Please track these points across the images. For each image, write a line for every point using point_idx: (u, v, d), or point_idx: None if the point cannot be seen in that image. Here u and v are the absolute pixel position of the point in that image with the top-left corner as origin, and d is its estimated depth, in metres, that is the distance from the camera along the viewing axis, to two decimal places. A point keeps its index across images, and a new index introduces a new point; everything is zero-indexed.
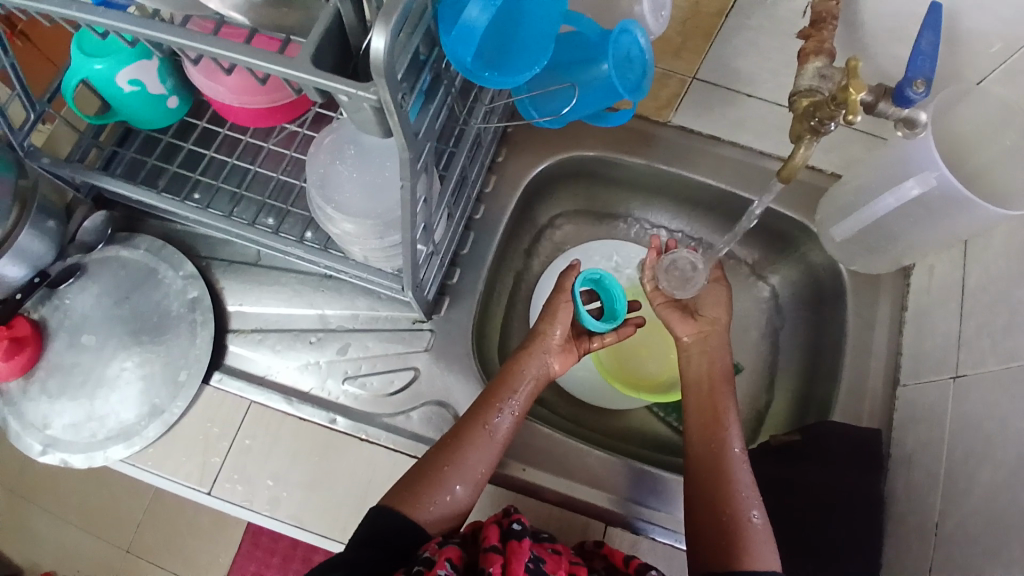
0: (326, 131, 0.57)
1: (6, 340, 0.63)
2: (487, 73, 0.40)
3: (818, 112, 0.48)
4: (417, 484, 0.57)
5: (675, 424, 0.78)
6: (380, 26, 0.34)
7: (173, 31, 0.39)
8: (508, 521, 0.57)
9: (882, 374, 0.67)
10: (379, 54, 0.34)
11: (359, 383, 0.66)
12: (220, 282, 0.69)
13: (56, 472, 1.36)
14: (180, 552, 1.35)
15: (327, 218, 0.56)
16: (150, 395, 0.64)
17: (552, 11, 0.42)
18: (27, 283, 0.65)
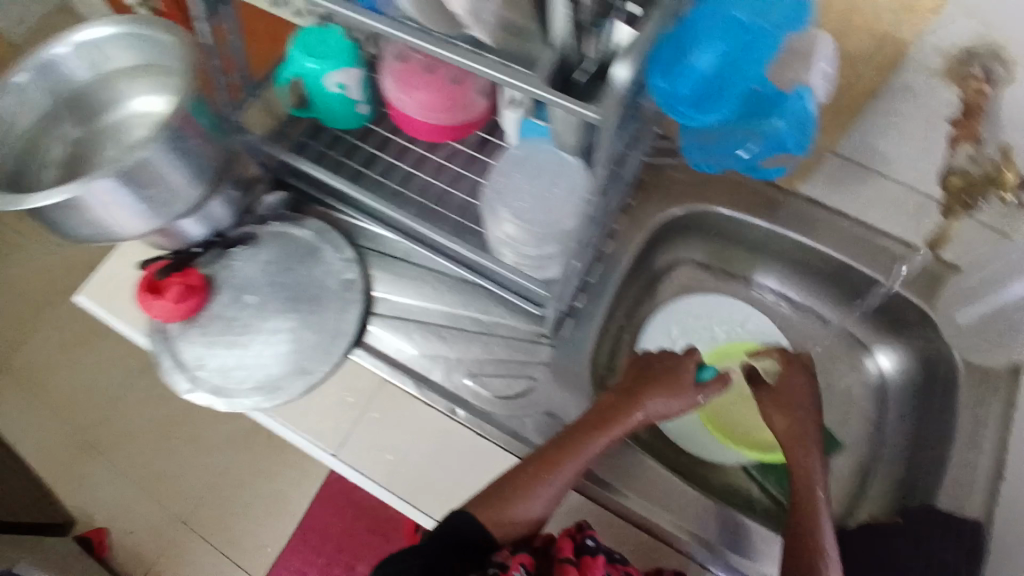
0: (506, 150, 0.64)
1: (181, 285, 0.71)
2: (682, 108, 0.49)
3: (973, 190, 0.60)
4: (498, 493, 0.60)
5: (767, 487, 0.77)
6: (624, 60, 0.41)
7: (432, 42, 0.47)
8: (583, 535, 0.59)
9: (989, 469, 0.65)
10: (621, 80, 0.42)
11: (481, 381, 0.71)
12: (372, 270, 0.77)
13: (138, 431, 1.52)
14: (232, 529, 1.45)
15: (494, 221, 0.63)
16: (298, 356, 0.71)
17: (752, 70, 0.49)
18: (205, 241, 0.75)
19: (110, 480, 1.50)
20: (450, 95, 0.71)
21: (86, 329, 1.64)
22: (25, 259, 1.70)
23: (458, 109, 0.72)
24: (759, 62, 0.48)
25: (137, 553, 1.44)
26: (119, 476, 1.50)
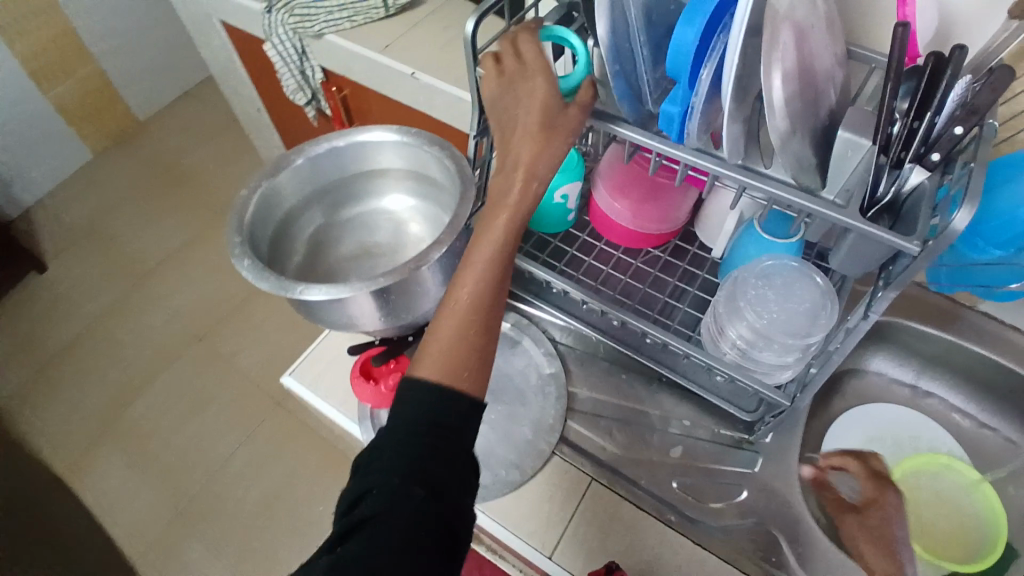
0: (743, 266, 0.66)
1: (398, 373, 0.75)
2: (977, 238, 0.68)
3: None
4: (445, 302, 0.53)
5: None
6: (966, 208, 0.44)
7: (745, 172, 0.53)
8: None
9: None
10: (955, 224, 0.45)
11: (689, 486, 0.71)
12: (570, 367, 0.79)
13: (241, 503, 1.58)
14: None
15: (731, 319, 0.65)
16: (505, 449, 0.72)
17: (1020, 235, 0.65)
18: (417, 328, 0.79)
19: (203, 554, 1.52)
20: (661, 210, 0.76)
21: (194, 400, 1.76)
22: (154, 332, 1.90)
23: (663, 223, 0.76)
24: None
25: None
26: (213, 550, 1.52)
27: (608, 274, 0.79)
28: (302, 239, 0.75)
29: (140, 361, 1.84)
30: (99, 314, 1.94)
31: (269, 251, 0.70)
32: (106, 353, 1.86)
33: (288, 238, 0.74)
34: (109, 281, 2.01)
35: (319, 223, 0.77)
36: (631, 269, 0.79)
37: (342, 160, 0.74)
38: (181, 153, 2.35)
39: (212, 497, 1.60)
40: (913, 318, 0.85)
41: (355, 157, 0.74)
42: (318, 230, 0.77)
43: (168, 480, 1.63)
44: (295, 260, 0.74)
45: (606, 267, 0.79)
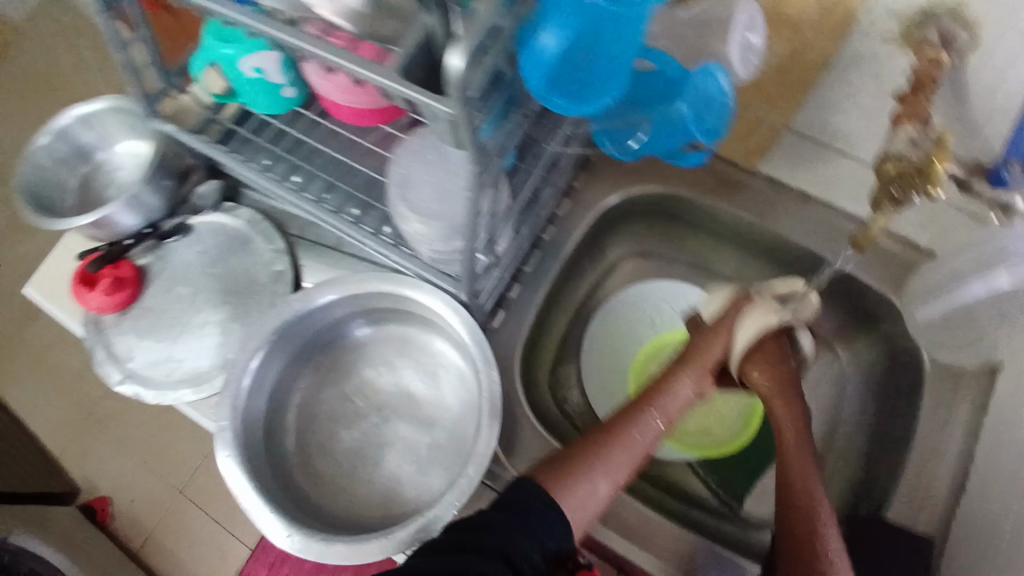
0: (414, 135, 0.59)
1: (110, 278, 0.72)
2: (560, 100, 0.41)
3: (901, 180, 0.49)
4: (563, 465, 0.54)
5: (716, 487, 0.74)
6: (459, 43, 0.34)
7: (288, 34, 0.44)
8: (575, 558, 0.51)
9: (943, 501, 0.60)
10: (454, 71, 0.35)
11: (409, 386, 0.68)
12: (303, 261, 0.74)
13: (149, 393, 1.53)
14: (229, 506, 1.45)
15: (400, 216, 0.57)
16: (226, 350, 0.71)
17: (628, 46, 0.42)
18: (138, 233, 0.74)
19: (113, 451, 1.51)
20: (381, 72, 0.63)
21: None
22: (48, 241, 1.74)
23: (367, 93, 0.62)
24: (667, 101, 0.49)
25: (136, 522, 1.44)
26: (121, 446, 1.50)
27: (328, 156, 0.71)
28: (90, 156, 0.80)
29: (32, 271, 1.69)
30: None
31: (42, 167, 0.75)
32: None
33: (72, 155, 0.78)
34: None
35: (113, 146, 0.80)
36: (358, 148, 0.71)
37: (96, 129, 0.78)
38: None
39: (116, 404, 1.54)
40: (699, 192, 0.73)
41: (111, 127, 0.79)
42: (109, 154, 0.80)
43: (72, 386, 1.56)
44: (74, 174, 0.79)
45: (330, 150, 0.71)
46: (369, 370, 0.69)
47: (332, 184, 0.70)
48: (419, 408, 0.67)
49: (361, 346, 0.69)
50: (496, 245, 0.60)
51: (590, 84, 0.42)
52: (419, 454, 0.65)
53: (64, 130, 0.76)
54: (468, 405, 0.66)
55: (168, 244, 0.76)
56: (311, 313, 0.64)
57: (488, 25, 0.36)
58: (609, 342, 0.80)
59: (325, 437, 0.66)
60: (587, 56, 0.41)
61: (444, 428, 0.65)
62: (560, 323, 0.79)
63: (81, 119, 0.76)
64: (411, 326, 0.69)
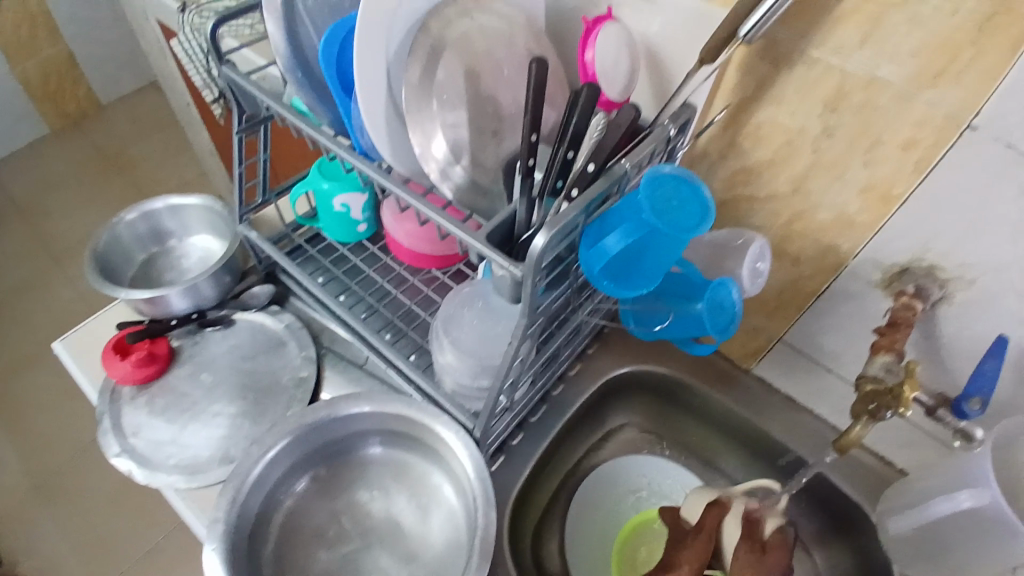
0: (466, 284, 0.68)
1: (145, 352, 0.76)
2: (605, 282, 0.50)
3: (876, 399, 0.56)
4: None
5: None
6: (544, 228, 0.46)
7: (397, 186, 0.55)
8: None
9: None
10: (535, 247, 0.45)
11: (398, 514, 0.69)
12: (326, 372, 0.79)
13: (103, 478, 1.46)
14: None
15: (440, 347, 0.65)
16: (227, 442, 0.72)
17: (668, 257, 0.50)
18: (184, 316, 0.80)
19: (43, 534, 1.41)
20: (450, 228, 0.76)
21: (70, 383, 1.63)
22: (55, 307, 1.77)
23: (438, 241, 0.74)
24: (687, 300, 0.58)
25: None
26: (54, 530, 1.41)
27: (379, 285, 0.80)
28: (163, 240, 0.89)
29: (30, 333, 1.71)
30: (10, 286, 1.81)
31: (121, 240, 0.84)
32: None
33: (148, 236, 0.87)
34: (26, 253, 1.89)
35: (186, 236, 0.90)
36: (406, 284, 0.81)
37: (180, 220, 0.88)
38: (120, 129, 2.28)
39: (66, 484, 1.47)
40: (698, 379, 0.81)
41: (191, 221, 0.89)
42: (181, 242, 0.89)
43: (29, 456, 1.51)
44: (143, 252, 0.87)
45: (382, 281, 0.81)
46: (365, 490, 0.70)
47: (375, 308, 0.78)
48: (405, 538, 0.67)
49: (362, 463, 0.71)
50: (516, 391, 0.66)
51: (630, 273, 0.50)
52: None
53: (153, 214, 0.86)
54: (455, 544, 0.66)
55: (207, 332, 0.82)
56: (328, 421, 0.67)
57: (567, 218, 0.47)
58: (595, 508, 0.82)
59: (305, 551, 0.65)
60: (633, 255, 0.49)
61: (427, 564, 0.65)
62: (552, 480, 0.81)
63: (170, 209, 0.87)
64: (415, 454, 0.71)
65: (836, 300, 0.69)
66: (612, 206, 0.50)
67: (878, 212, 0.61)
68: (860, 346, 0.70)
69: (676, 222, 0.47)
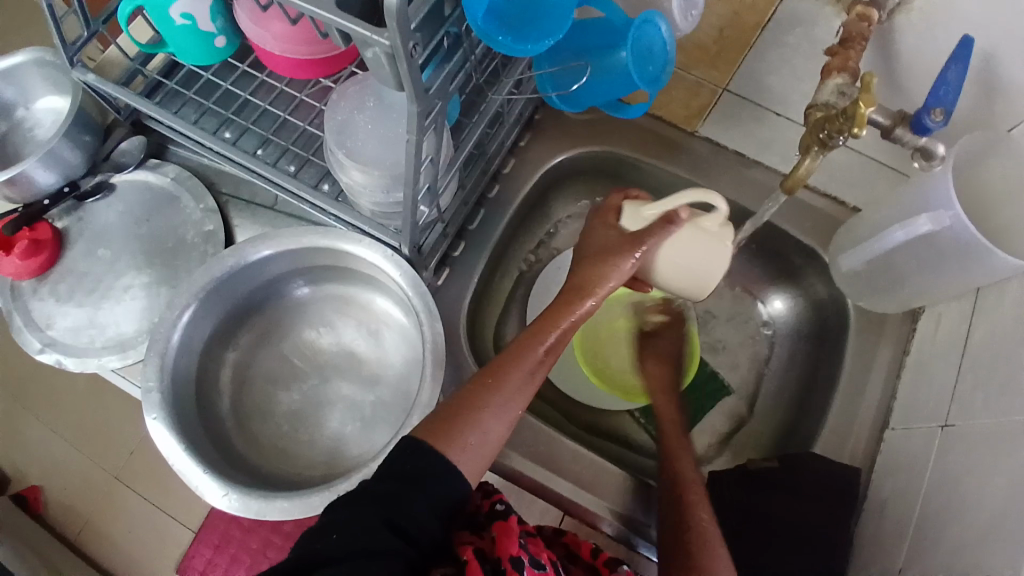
0: (352, 81, 0.57)
1: (26, 240, 0.67)
2: (500, 37, 0.41)
3: (828, 126, 0.49)
4: (455, 417, 0.48)
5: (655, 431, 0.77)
6: None
7: None
8: (492, 502, 0.57)
9: (865, 439, 0.67)
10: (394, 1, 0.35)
11: (349, 344, 0.66)
12: (234, 220, 0.71)
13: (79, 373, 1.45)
14: (164, 486, 1.40)
15: (339, 165, 0.56)
16: (151, 314, 0.67)
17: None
18: (56, 192, 0.69)
19: (43, 432, 1.44)
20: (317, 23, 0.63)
21: None
22: None
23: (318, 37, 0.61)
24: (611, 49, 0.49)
25: (70, 507, 1.41)
26: (51, 428, 1.44)
27: (264, 109, 0.69)
28: (9, 113, 0.74)
29: None
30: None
31: None
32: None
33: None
34: None
35: (33, 101, 0.75)
36: (295, 103, 0.70)
37: (16, 84, 0.73)
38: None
39: (39, 386, 1.46)
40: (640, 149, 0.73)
41: (32, 83, 0.73)
42: (30, 111, 0.75)
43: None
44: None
45: (265, 104, 0.69)
46: (308, 330, 0.67)
47: (267, 138, 0.68)
48: (362, 367, 0.65)
49: (300, 305, 0.67)
50: (439, 198, 0.59)
51: (529, 24, 0.42)
52: (363, 412, 0.64)
53: None
54: (413, 363, 0.65)
55: (89, 204, 0.71)
56: (243, 270, 0.61)
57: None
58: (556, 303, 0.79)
59: (261, 402, 0.64)
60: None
61: (389, 386, 0.64)
62: (505, 284, 0.78)
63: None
64: (351, 285, 0.67)
65: (785, 28, 0.61)
66: None
67: None
68: (811, 80, 0.63)
69: None
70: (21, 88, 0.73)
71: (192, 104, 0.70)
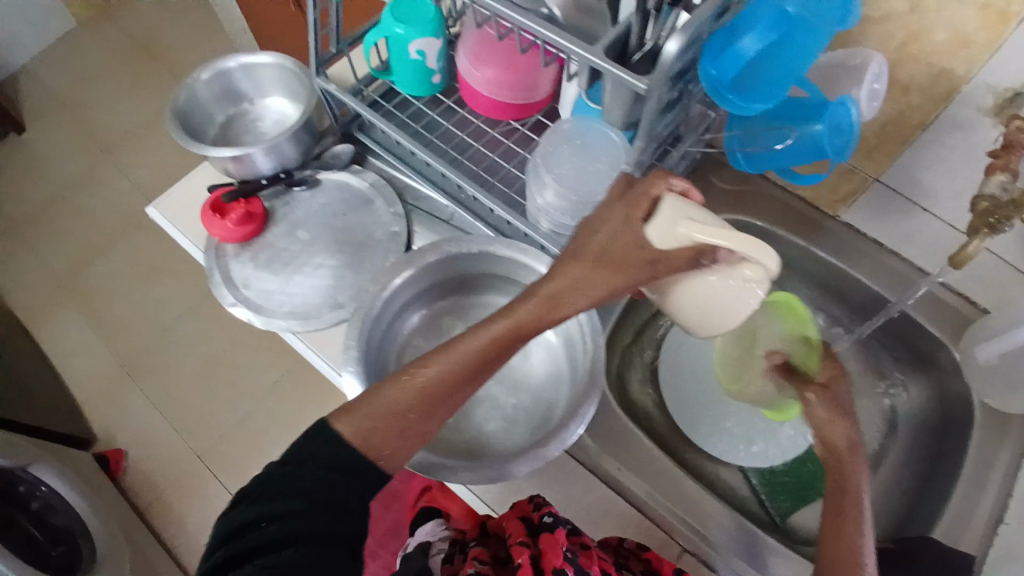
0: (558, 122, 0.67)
1: (243, 211, 0.78)
2: (730, 96, 0.50)
3: (997, 212, 0.57)
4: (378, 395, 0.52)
5: (766, 501, 0.78)
6: (677, 34, 0.45)
7: (510, 9, 0.53)
8: (539, 514, 0.58)
9: (987, 527, 0.67)
10: (669, 55, 0.45)
11: (503, 350, 0.73)
12: (415, 227, 0.82)
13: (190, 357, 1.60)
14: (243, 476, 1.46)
15: (539, 187, 0.66)
16: (334, 292, 0.77)
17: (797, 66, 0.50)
18: (273, 175, 0.81)
19: (143, 406, 1.56)
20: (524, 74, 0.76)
21: (141, 268, 1.73)
22: (110, 198, 1.84)
23: (530, 84, 0.76)
24: (806, 121, 0.57)
25: (150, 481, 1.48)
26: (153, 402, 1.56)
27: (462, 140, 0.81)
28: (238, 102, 0.88)
29: (95, 226, 1.79)
30: (66, 180, 1.87)
31: (201, 101, 0.84)
32: (61, 212, 1.82)
33: (224, 96, 0.86)
34: (76, 144, 1.92)
35: (260, 97, 0.89)
36: (485, 137, 0.81)
37: (253, 80, 0.87)
38: (136, 8, 2.19)
39: (155, 361, 1.61)
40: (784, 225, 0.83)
41: (266, 82, 0.87)
42: (257, 102, 0.88)
43: (114, 337, 1.64)
44: (222, 112, 0.87)
45: (463, 135, 0.81)
46: (465, 329, 0.74)
47: (460, 162, 0.79)
48: (511, 372, 0.71)
49: (464, 309, 0.75)
50: None
51: (760, 87, 0.50)
52: (507, 411, 0.69)
53: (228, 72, 0.85)
54: (557, 375, 0.70)
55: (295, 191, 0.83)
56: (439, 262, 0.69)
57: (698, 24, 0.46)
58: (685, 354, 0.85)
59: None
60: (761, 63, 0.49)
61: (530, 392, 0.70)
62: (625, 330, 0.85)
63: (243, 67, 0.84)
64: (511, 299, 0.74)
65: (944, 130, 0.68)
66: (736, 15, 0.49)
67: (996, 32, 0.58)
68: (960, 179, 0.70)
69: (810, 14, 0.47)
70: (255, 85, 0.87)
71: (402, 125, 0.83)
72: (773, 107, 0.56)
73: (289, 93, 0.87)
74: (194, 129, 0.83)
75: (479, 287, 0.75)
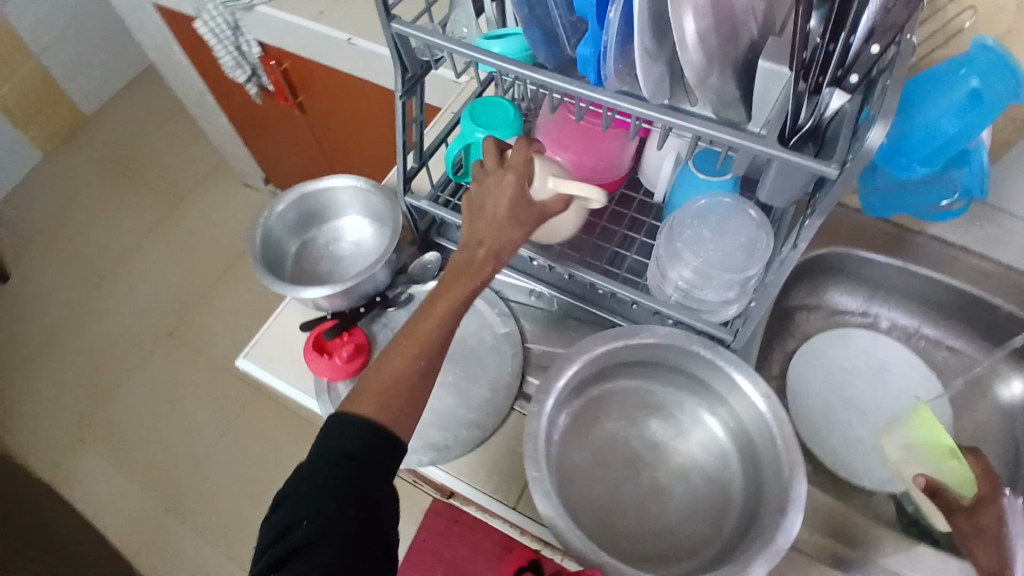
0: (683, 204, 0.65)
1: (351, 345, 0.75)
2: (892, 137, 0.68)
3: None
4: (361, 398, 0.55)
5: None
6: (880, 124, 0.43)
7: (656, 109, 0.52)
8: None
9: None
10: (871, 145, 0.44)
11: (657, 435, 0.71)
12: (522, 323, 0.79)
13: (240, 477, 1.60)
14: None
15: (680, 271, 0.64)
16: (462, 408, 0.72)
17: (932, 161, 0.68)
18: (369, 300, 0.78)
19: (192, 541, 1.53)
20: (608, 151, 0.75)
21: (167, 394, 1.72)
22: (118, 329, 1.82)
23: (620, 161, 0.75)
24: (960, 170, 0.69)
25: None
26: (203, 537, 1.53)
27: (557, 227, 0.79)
28: (307, 229, 0.85)
29: (110, 361, 1.77)
30: (69, 320, 1.83)
31: (275, 235, 0.81)
32: (69, 352, 1.78)
33: (295, 226, 0.84)
34: (71, 281, 1.90)
35: (329, 220, 0.87)
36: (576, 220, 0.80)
37: (321, 205, 0.85)
38: (116, 136, 2.23)
39: (202, 490, 1.59)
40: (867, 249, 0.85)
41: (334, 204, 0.85)
42: (328, 224, 0.86)
43: (154, 473, 1.61)
44: (293, 243, 0.84)
45: None
46: (613, 420, 0.71)
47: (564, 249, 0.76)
48: (672, 458, 0.70)
49: (605, 400, 0.72)
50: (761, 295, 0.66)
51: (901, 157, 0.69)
52: (679, 498, 0.68)
53: (297, 201, 0.83)
54: (720, 453, 0.69)
55: (389, 311, 0.80)
56: (587, 364, 0.65)
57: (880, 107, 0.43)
58: (810, 395, 0.84)
59: (584, 490, 0.67)
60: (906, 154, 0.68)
61: (701, 475, 0.69)
62: None
63: (318, 191, 0.83)
64: (651, 382, 0.73)
65: None
66: (919, 101, 0.65)
67: None
68: None
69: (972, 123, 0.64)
70: (324, 209, 0.85)
71: None
72: (940, 155, 0.67)
73: (360, 211, 0.86)
74: (273, 265, 0.80)
75: (618, 376, 0.72)
